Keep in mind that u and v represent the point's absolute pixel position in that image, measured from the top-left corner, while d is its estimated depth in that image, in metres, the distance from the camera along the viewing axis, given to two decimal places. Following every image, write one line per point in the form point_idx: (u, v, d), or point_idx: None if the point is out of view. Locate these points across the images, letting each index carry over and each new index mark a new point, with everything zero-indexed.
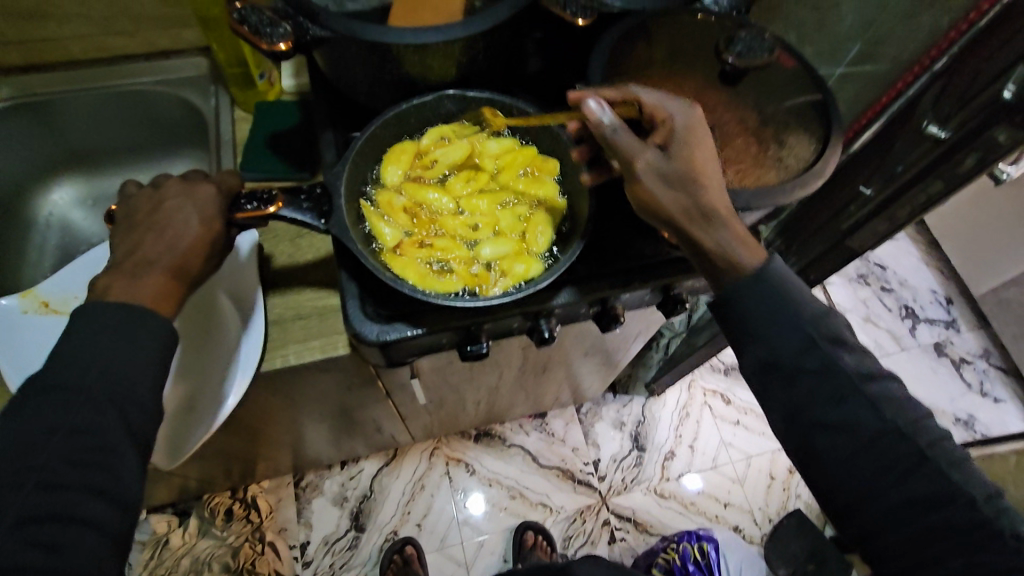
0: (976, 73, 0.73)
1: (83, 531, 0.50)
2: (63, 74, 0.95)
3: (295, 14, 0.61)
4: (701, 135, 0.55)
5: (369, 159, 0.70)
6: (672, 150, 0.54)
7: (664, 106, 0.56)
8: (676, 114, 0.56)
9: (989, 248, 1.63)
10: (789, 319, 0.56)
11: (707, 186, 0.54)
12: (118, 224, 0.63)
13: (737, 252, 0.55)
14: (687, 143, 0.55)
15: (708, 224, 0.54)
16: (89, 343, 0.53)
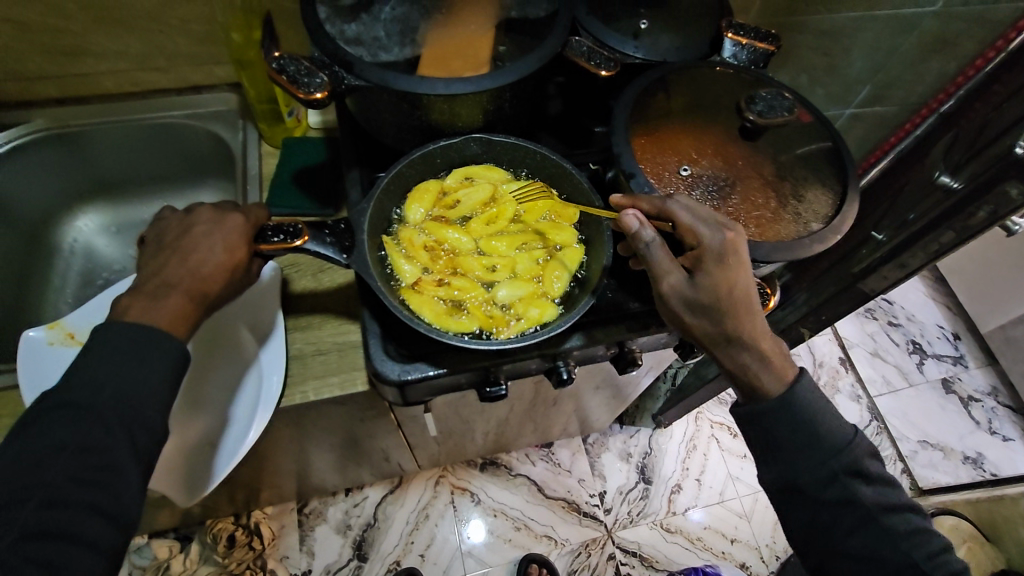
0: (984, 121, 0.85)
1: (77, 551, 0.48)
2: (95, 107, 0.98)
3: (331, 64, 0.65)
4: (735, 262, 0.56)
5: (394, 198, 0.72)
6: (701, 278, 0.56)
7: (700, 227, 0.57)
8: (712, 237, 0.57)
9: (996, 286, 1.64)
10: (807, 403, 0.60)
11: (735, 316, 0.56)
12: (145, 245, 0.62)
13: (763, 374, 0.59)
14: (717, 272, 0.56)
15: (735, 349, 0.58)
16: (102, 364, 0.52)
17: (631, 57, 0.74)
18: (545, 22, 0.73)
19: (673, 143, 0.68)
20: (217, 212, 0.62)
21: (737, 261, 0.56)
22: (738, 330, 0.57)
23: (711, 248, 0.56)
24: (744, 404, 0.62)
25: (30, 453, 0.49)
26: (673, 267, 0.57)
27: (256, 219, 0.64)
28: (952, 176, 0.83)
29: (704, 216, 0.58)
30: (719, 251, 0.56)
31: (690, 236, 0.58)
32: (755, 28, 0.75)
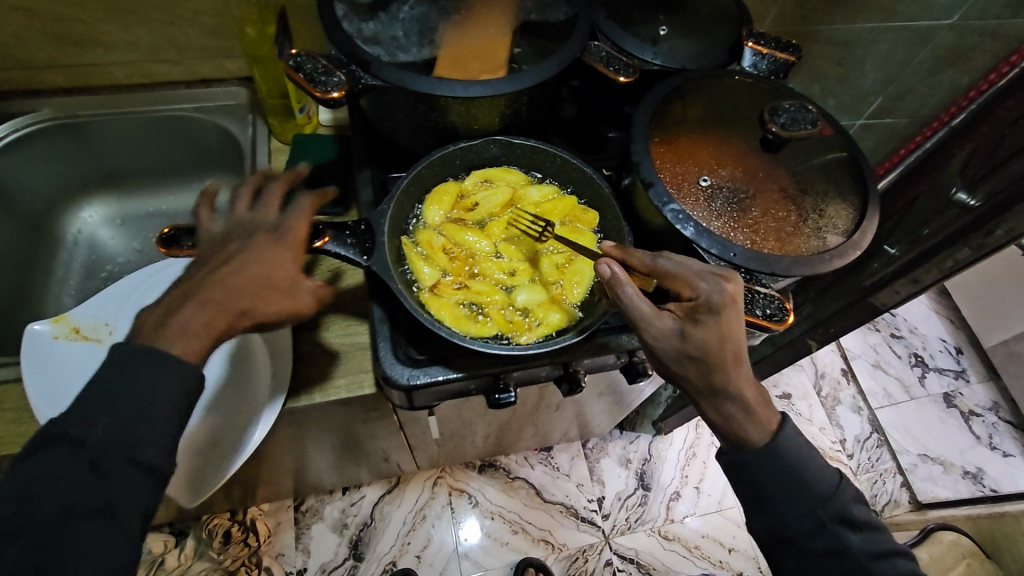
0: (999, 137, 0.85)
1: (81, 563, 0.46)
2: (104, 97, 0.97)
3: (347, 63, 0.64)
4: (731, 317, 0.54)
5: (412, 200, 0.71)
6: (694, 331, 0.54)
7: (697, 280, 0.56)
8: (708, 289, 0.55)
9: (1001, 302, 1.63)
10: None
11: (724, 369, 0.54)
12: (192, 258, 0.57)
13: (747, 423, 0.57)
14: (712, 326, 0.54)
15: (720, 399, 0.56)
16: (111, 370, 0.51)
17: (650, 64, 0.73)
18: (565, 25, 0.72)
19: (693, 153, 0.67)
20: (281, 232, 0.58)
21: (731, 315, 0.54)
22: (726, 383, 0.55)
23: (708, 301, 0.54)
24: (730, 452, 0.60)
25: (39, 458, 0.48)
26: (664, 317, 0.55)
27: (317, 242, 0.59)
28: (969, 193, 0.82)
29: (699, 268, 0.57)
30: (717, 306, 0.54)
31: (684, 288, 0.56)
32: (775, 38, 0.75)
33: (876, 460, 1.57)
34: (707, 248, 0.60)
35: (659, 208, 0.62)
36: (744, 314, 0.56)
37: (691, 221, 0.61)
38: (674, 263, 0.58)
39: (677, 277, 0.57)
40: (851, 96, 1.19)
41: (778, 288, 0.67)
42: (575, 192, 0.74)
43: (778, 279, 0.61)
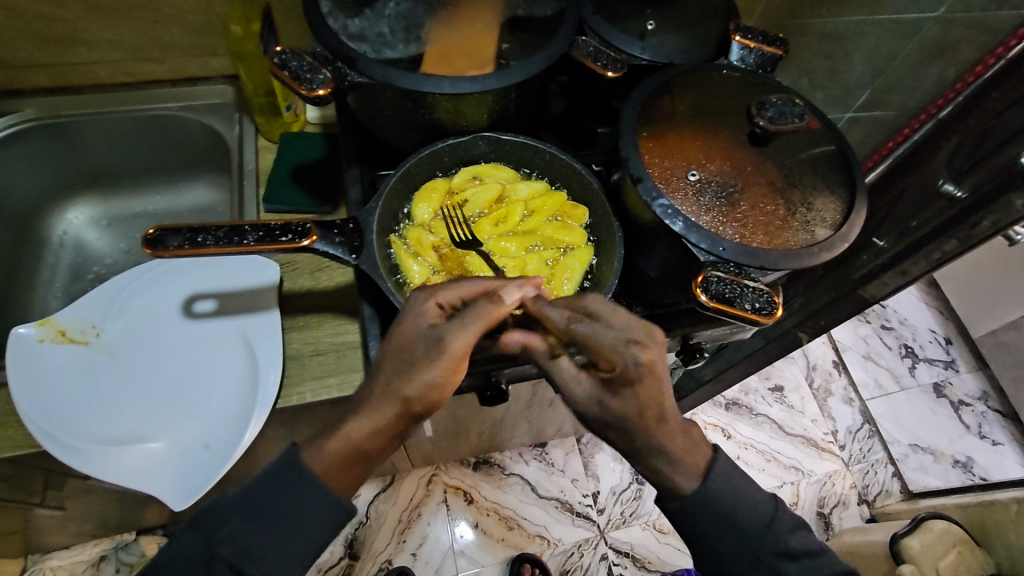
0: (986, 129, 0.86)
1: None
2: (88, 96, 0.96)
3: (333, 60, 0.63)
4: (649, 388, 0.56)
5: (402, 197, 0.70)
6: (612, 401, 0.58)
7: (607, 354, 0.57)
8: (615, 364, 0.57)
9: (990, 293, 1.64)
10: None
11: (648, 431, 0.58)
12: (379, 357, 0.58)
13: None
14: (621, 399, 0.58)
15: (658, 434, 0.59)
16: None
17: (638, 59, 0.73)
18: (551, 20, 0.71)
19: (681, 148, 0.67)
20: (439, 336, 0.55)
21: (651, 385, 0.56)
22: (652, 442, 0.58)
23: (625, 375, 0.56)
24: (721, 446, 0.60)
25: None
26: (580, 387, 0.60)
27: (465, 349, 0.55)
28: (956, 185, 0.82)
29: (614, 337, 0.57)
30: (627, 383, 0.57)
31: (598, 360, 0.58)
32: (763, 32, 0.75)
33: (867, 451, 1.59)
34: (696, 242, 0.60)
35: (648, 204, 0.62)
36: (667, 378, 0.57)
37: (680, 216, 0.61)
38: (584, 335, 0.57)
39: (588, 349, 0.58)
40: (840, 90, 1.19)
41: (768, 282, 0.68)
42: (564, 188, 0.74)
43: (766, 273, 0.62)
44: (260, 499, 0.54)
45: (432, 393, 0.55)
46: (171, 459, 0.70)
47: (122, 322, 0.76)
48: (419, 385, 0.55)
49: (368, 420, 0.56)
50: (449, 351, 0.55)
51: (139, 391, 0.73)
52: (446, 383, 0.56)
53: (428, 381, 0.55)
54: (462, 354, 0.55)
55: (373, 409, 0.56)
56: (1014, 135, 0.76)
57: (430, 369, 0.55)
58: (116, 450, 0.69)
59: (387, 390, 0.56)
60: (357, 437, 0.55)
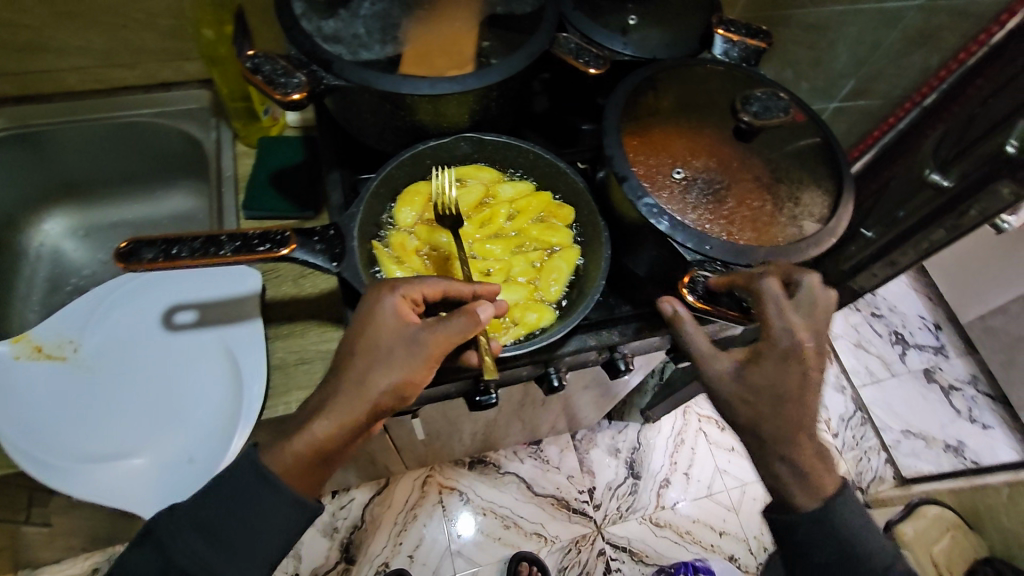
0: (971, 117, 0.85)
1: None
2: (59, 104, 0.93)
3: (308, 63, 0.62)
4: (793, 373, 0.55)
5: (384, 201, 0.69)
6: (752, 376, 0.56)
7: (778, 322, 0.55)
8: (785, 335, 0.55)
9: (978, 278, 1.65)
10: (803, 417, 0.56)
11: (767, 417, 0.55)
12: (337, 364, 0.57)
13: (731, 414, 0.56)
14: (783, 369, 0.55)
15: None
16: None
17: (620, 54, 0.72)
18: (531, 17, 0.70)
19: (666, 146, 0.66)
20: (402, 336, 0.55)
21: (798, 374, 0.55)
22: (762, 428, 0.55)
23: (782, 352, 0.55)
24: None
25: None
26: (730, 357, 0.57)
27: (435, 354, 0.55)
28: (942, 173, 0.82)
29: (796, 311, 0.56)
30: (783, 352, 0.55)
31: (769, 333, 0.55)
32: (747, 24, 0.74)
33: (861, 438, 1.59)
34: (683, 242, 0.60)
35: (634, 203, 0.61)
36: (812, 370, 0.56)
37: (666, 214, 0.61)
38: (765, 299, 0.55)
39: (766, 318, 0.55)
40: (825, 79, 1.19)
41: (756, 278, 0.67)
42: (550, 188, 0.73)
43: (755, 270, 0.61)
44: (222, 513, 0.54)
45: (405, 390, 0.55)
46: (151, 475, 0.69)
47: (99, 336, 0.74)
48: (390, 382, 0.54)
49: (331, 420, 0.54)
50: (418, 350, 0.55)
51: (119, 406, 0.72)
52: (414, 380, 0.55)
53: (392, 384, 0.54)
54: (432, 351, 0.55)
55: (339, 407, 0.54)
56: (1000, 122, 0.76)
57: (400, 366, 0.55)
58: (97, 466, 0.69)
59: (355, 389, 0.55)
60: (320, 439, 0.54)
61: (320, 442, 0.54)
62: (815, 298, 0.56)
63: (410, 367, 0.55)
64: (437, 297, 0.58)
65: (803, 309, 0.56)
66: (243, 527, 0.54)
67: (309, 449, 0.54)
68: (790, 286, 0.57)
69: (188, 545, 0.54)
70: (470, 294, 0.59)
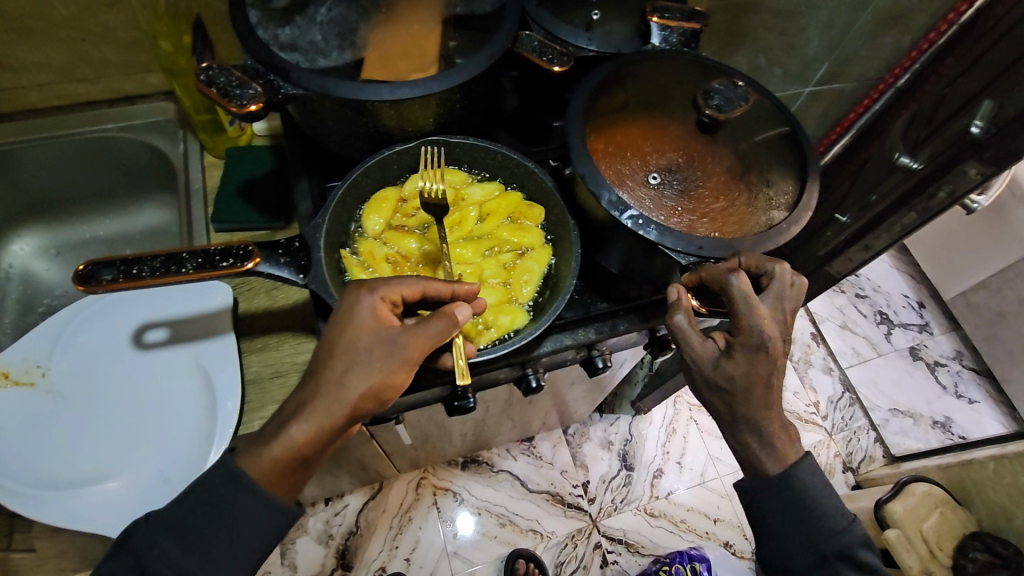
0: (940, 99, 0.85)
1: None
2: (19, 123, 0.92)
3: (265, 73, 0.61)
4: (766, 363, 0.54)
5: (351, 210, 0.68)
6: (728, 366, 0.54)
7: (750, 314, 0.53)
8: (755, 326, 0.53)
9: (959, 255, 1.66)
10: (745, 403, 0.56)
11: (751, 405, 0.55)
12: (313, 373, 0.56)
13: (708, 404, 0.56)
14: (753, 359, 0.54)
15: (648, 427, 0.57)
16: None
17: (584, 51, 0.71)
18: (492, 16, 0.69)
19: (629, 143, 0.66)
20: (380, 337, 0.54)
21: (771, 363, 0.54)
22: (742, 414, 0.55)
23: (752, 342, 0.53)
24: None
25: None
26: (712, 346, 0.56)
27: (417, 355, 0.55)
28: (911, 156, 0.83)
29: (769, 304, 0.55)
30: (755, 343, 0.53)
31: (742, 327, 0.54)
32: (681, 7, 0.71)
33: (850, 419, 1.61)
34: (674, 247, 0.59)
35: (617, 218, 0.60)
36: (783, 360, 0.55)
37: (653, 224, 0.59)
38: (737, 293, 0.53)
39: (736, 310, 0.53)
40: (800, 64, 1.19)
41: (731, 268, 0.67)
42: (519, 188, 0.73)
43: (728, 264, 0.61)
44: (198, 524, 0.52)
45: (383, 394, 0.54)
46: (128, 497, 0.69)
47: (67, 359, 0.73)
48: (369, 386, 0.53)
49: (309, 423, 0.53)
50: (397, 353, 0.54)
51: (94, 429, 0.72)
52: (393, 382, 0.54)
53: (368, 387, 0.53)
54: (411, 354, 0.54)
55: (316, 410, 0.53)
56: (968, 102, 0.77)
57: (378, 370, 0.54)
58: (73, 492, 0.69)
59: (334, 393, 0.53)
60: (298, 443, 0.53)
61: (296, 455, 0.53)
62: (783, 286, 0.56)
63: (388, 369, 0.54)
64: (416, 298, 0.57)
65: (770, 299, 0.56)
66: (217, 542, 0.52)
67: (284, 461, 0.52)
68: (762, 279, 0.57)
69: (165, 552, 0.51)
70: (449, 294, 0.58)
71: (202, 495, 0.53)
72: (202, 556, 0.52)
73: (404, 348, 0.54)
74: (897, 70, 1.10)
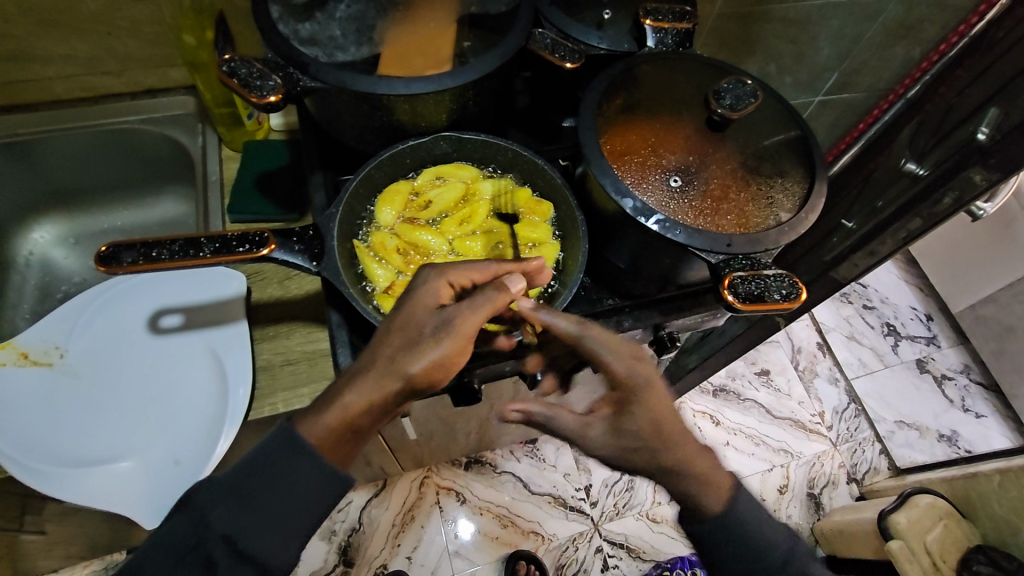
0: (948, 107, 0.86)
1: None
2: (46, 113, 0.94)
3: (284, 65, 0.62)
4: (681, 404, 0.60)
5: (364, 201, 0.70)
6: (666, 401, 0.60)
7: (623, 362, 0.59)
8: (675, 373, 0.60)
9: (968, 268, 1.66)
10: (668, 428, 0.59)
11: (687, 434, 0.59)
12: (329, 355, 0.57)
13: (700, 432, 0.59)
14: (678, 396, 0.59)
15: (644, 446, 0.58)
16: None
17: (596, 48, 0.73)
18: (507, 16, 0.70)
19: (640, 140, 0.67)
20: (438, 314, 0.54)
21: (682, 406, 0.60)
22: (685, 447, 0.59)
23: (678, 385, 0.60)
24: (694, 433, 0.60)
25: None
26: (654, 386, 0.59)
27: (471, 331, 0.54)
28: (918, 163, 0.84)
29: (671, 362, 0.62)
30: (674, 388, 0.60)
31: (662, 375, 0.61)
32: (671, 9, 0.73)
33: (855, 430, 1.60)
34: (701, 248, 0.59)
35: (644, 225, 0.60)
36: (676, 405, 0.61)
37: (679, 226, 0.60)
38: None
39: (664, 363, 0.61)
40: (810, 74, 1.19)
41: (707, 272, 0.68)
42: (529, 185, 0.74)
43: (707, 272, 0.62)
44: (256, 493, 0.53)
45: (436, 372, 0.53)
46: (141, 476, 0.71)
47: (86, 341, 0.76)
48: (422, 361, 0.53)
49: (362, 394, 0.53)
50: (451, 328, 0.53)
51: (109, 409, 0.74)
52: (451, 361, 0.54)
53: (423, 361, 0.52)
54: (465, 330, 0.53)
55: (371, 382, 0.53)
56: (975, 111, 0.78)
57: (430, 344, 0.53)
58: (86, 471, 0.70)
59: (389, 365, 0.53)
60: (351, 411, 0.53)
61: (348, 425, 0.53)
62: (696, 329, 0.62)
63: (443, 343, 0.53)
64: (484, 280, 0.59)
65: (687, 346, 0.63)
66: (273, 507, 0.53)
67: (336, 430, 0.53)
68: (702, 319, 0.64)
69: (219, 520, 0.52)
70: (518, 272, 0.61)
71: (260, 464, 0.53)
72: (259, 523, 0.53)
73: (455, 322, 0.53)
74: (906, 81, 1.11)
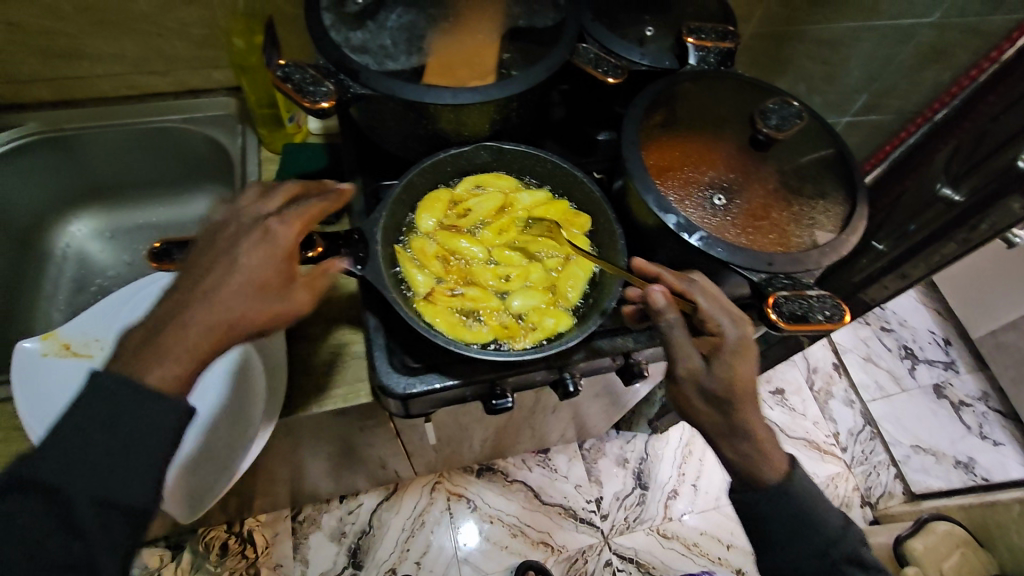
0: (982, 133, 0.86)
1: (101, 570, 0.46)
2: (91, 109, 0.96)
3: (336, 72, 0.64)
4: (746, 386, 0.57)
5: (406, 207, 0.71)
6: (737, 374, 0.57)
7: (722, 316, 0.58)
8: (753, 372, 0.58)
9: (990, 294, 1.65)
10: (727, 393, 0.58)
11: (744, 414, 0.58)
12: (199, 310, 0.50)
13: (733, 446, 0.60)
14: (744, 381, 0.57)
15: None
16: None
17: (638, 64, 0.74)
18: (552, 31, 0.72)
19: (683, 156, 0.68)
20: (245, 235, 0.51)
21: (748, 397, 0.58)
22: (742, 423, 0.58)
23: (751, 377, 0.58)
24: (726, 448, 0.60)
25: None
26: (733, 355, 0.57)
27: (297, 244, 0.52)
28: (953, 188, 0.84)
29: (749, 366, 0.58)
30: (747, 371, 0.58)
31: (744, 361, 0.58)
32: (714, 28, 0.74)
33: (870, 453, 1.58)
34: (744, 266, 0.60)
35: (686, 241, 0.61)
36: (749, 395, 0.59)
37: (721, 243, 0.61)
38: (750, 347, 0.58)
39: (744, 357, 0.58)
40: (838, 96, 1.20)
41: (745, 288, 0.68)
42: (566, 197, 0.75)
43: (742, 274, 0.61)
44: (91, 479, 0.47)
45: (264, 297, 0.50)
46: None
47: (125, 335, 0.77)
48: (247, 290, 0.49)
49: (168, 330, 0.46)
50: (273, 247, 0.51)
51: None
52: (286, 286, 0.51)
53: (247, 287, 0.49)
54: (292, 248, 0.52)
55: (181, 315, 0.47)
56: (1010, 138, 0.78)
57: (249, 268, 0.50)
58: None
59: (203, 295, 0.48)
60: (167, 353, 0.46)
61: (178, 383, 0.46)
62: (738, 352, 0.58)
63: (266, 261, 0.50)
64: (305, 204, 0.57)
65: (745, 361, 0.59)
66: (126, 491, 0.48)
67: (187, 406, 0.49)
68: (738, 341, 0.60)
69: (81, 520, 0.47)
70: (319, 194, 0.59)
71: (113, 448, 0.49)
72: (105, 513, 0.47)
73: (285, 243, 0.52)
74: None
